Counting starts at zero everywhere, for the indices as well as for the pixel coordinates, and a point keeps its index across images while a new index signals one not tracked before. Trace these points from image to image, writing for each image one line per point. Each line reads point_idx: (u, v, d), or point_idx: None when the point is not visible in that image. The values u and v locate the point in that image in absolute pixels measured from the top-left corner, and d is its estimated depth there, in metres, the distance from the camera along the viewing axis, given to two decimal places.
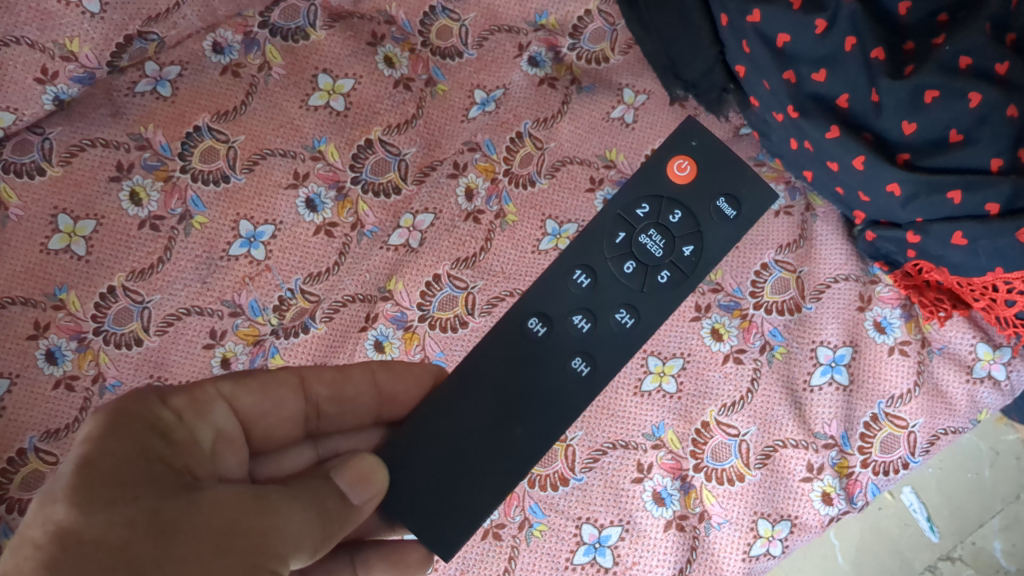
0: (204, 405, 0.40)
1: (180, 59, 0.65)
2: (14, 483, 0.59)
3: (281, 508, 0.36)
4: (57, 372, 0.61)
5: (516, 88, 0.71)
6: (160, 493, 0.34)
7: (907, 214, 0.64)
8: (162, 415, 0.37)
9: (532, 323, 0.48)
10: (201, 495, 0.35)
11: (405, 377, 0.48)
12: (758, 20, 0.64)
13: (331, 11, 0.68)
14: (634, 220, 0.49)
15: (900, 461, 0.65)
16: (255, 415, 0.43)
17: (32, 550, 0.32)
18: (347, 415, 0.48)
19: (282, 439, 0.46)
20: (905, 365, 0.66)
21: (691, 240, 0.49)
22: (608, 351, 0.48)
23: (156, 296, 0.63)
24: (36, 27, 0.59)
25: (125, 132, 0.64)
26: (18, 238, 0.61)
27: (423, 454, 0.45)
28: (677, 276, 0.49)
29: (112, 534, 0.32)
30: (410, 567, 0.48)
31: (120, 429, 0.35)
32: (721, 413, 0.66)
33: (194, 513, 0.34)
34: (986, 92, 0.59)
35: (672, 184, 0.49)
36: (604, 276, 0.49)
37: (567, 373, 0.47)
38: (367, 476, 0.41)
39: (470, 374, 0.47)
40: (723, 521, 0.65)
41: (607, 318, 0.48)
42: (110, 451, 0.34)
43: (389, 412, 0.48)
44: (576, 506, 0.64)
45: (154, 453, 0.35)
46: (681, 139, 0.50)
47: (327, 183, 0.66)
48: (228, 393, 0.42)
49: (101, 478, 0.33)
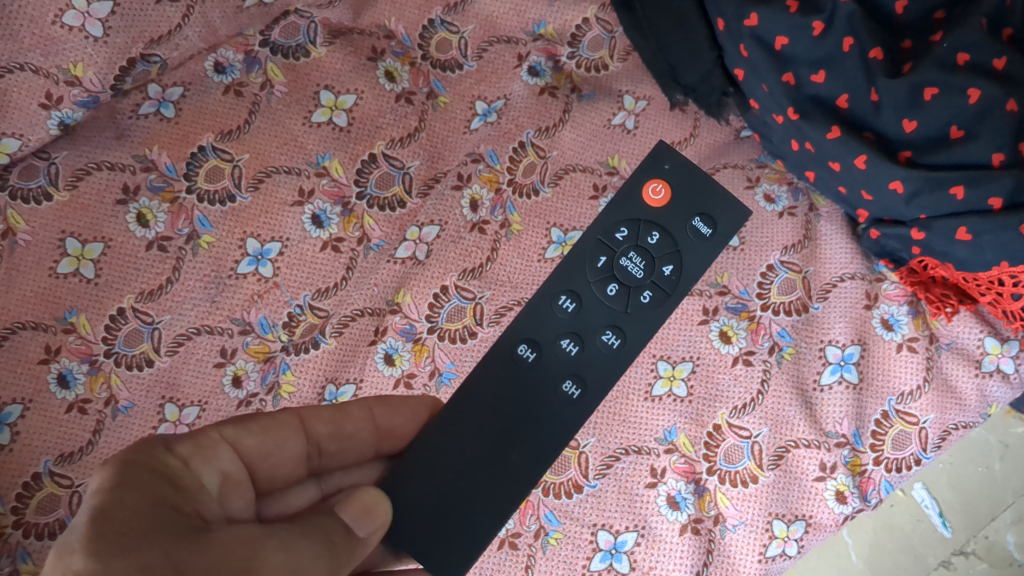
0: (208, 450, 0.40)
1: (182, 80, 0.65)
2: (30, 507, 0.59)
3: (290, 545, 0.36)
4: (69, 396, 0.61)
5: (516, 99, 0.71)
6: (173, 536, 0.33)
7: (911, 211, 0.64)
8: (168, 463, 0.38)
9: (522, 349, 0.48)
10: (212, 536, 0.35)
11: (402, 411, 0.48)
12: (755, 24, 0.64)
13: (330, 28, 0.69)
14: (614, 244, 0.50)
15: (912, 458, 0.66)
16: (258, 457, 0.43)
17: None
18: (349, 450, 0.47)
19: (286, 480, 0.45)
20: (913, 361, 0.67)
21: (670, 260, 0.50)
22: (596, 373, 0.48)
23: (165, 317, 0.63)
24: (39, 52, 0.59)
25: (130, 155, 0.64)
26: (27, 264, 0.61)
27: (423, 480, 0.45)
28: (659, 295, 0.49)
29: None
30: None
31: (129, 478, 0.35)
32: (732, 415, 0.66)
33: (207, 553, 0.34)
34: (985, 88, 0.60)
35: (647, 208, 0.50)
36: (588, 300, 0.49)
37: (557, 396, 0.47)
38: (369, 509, 0.41)
39: (466, 397, 0.47)
40: (738, 523, 0.65)
41: (594, 341, 0.49)
42: (121, 499, 0.34)
43: (388, 446, 0.47)
44: (591, 513, 0.64)
45: (164, 499, 0.35)
46: (653, 164, 0.50)
47: (333, 199, 0.67)
48: (231, 437, 0.42)
49: (115, 526, 0.32)
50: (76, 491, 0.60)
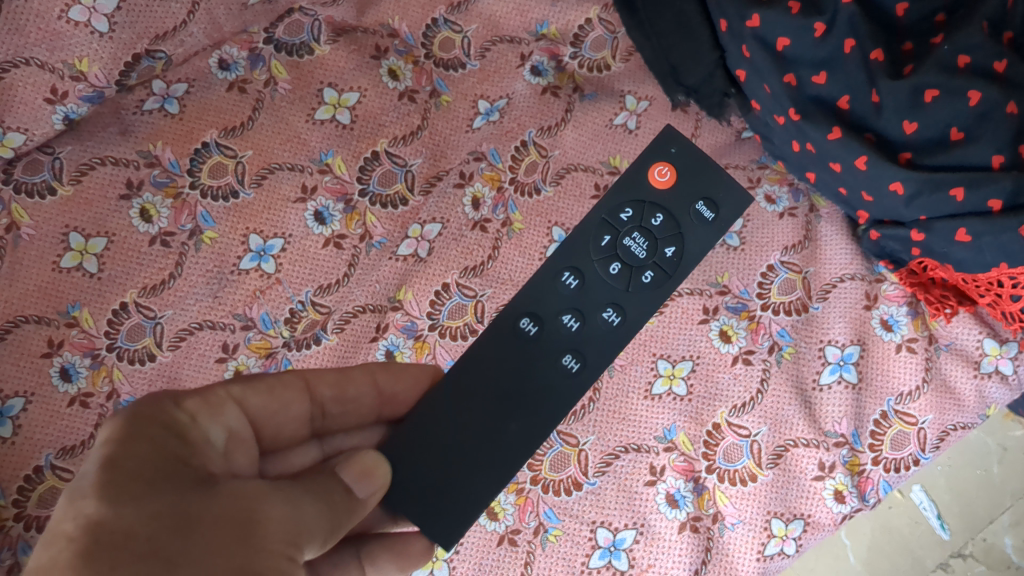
0: (216, 407, 0.40)
1: (186, 76, 0.66)
2: (31, 500, 0.59)
3: (294, 497, 0.37)
4: (71, 390, 0.61)
5: (519, 98, 0.72)
6: (180, 488, 0.34)
7: (911, 213, 0.64)
8: (177, 417, 0.38)
9: (524, 323, 0.48)
10: (219, 488, 0.35)
11: (403, 377, 0.49)
12: (758, 24, 0.65)
13: (334, 26, 0.69)
14: (618, 224, 0.50)
15: (911, 458, 0.66)
16: (265, 416, 0.44)
17: (65, 543, 0.31)
18: (351, 414, 0.48)
19: (289, 440, 0.46)
20: (912, 362, 0.67)
21: (673, 242, 0.49)
22: (596, 347, 0.49)
23: (168, 312, 0.63)
24: (45, 47, 0.59)
25: (134, 150, 0.65)
26: (30, 258, 0.62)
27: (422, 447, 0.46)
28: (660, 276, 0.49)
29: (142, 524, 0.32)
30: (412, 559, 0.48)
31: (138, 431, 0.36)
32: (732, 414, 0.66)
33: (214, 500, 0.34)
34: (985, 90, 0.60)
35: (652, 190, 0.50)
36: (590, 277, 0.49)
37: (557, 369, 0.48)
38: (368, 472, 0.42)
39: (469, 365, 0.48)
40: (737, 521, 0.65)
41: (594, 317, 0.49)
42: (131, 452, 0.34)
43: (388, 411, 0.49)
44: (590, 510, 0.65)
45: (172, 453, 0.36)
46: (660, 147, 0.50)
47: (335, 196, 0.67)
48: (238, 395, 0.42)
49: (123, 476, 0.33)
50: None
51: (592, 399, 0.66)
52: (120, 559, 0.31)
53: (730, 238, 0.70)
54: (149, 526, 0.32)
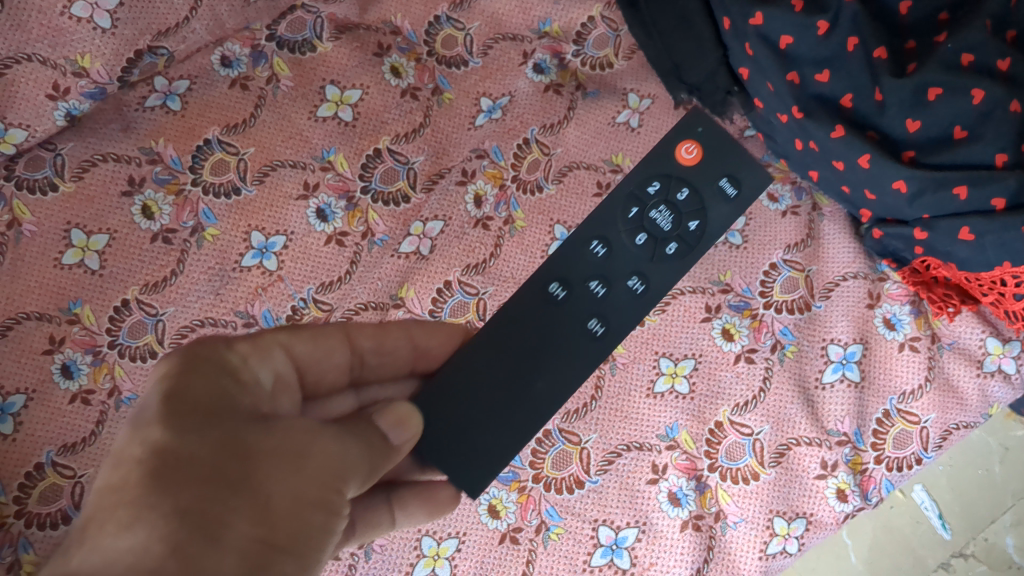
0: (264, 352, 0.40)
1: (189, 73, 0.66)
2: (32, 498, 0.59)
3: (339, 438, 0.37)
4: (73, 386, 0.61)
5: (521, 95, 0.71)
6: (238, 422, 0.34)
7: (914, 211, 0.64)
8: (230, 357, 0.38)
9: (553, 288, 0.49)
10: (271, 426, 0.35)
11: (437, 333, 0.49)
12: (760, 22, 0.65)
13: (337, 23, 0.69)
14: (645, 198, 0.50)
15: (913, 456, 0.66)
16: (309, 362, 0.44)
17: (134, 466, 0.30)
18: (387, 365, 0.48)
19: (330, 387, 0.46)
20: (915, 361, 0.67)
21: (696, 217, 0.50)
22: (620, 313, 0.49)
23: (169, 309, 0.63)
24: (47, 43, 0.59)
25: (136, 147, 0.64)
26: (31, 254, 0.62)
27: (450, 404, 0.46)
28: (683, 249, 0.50)
29: (207, 453, 0.31)
30: (441, 505, 0.49)
31: (193, 368, 0.35)
32: (734, 412, 0.66)
33: (268, 436, 0.34)
34: (989, 89, 0.60)
35: (678, 166, 0.50)
36: (617, 247, 0.50)
37: (582, 334, 0.48)
38: (403, 420, 0.41)
39: (499, 328, 0.48)
40: (739, 520, 0.65)
41: (619, 285, 0.49)
42: (191, 385, 0.34)
43: (423, 366, 0.49)
44: (592, 508, 0.65)
45: (226, 391, 0.35)
46: (688, 125, 0.50)
47: (337, 193, 0.67)
48: (284, 342, 0.42)
49: (184, 409, 0.33)
50: (78, 482, 0.60)
51: (594, 397, 0.66)
52: (189, 485, 0.30)
53: (732, 237, 0.70)
54: (212, 454, 0.32)
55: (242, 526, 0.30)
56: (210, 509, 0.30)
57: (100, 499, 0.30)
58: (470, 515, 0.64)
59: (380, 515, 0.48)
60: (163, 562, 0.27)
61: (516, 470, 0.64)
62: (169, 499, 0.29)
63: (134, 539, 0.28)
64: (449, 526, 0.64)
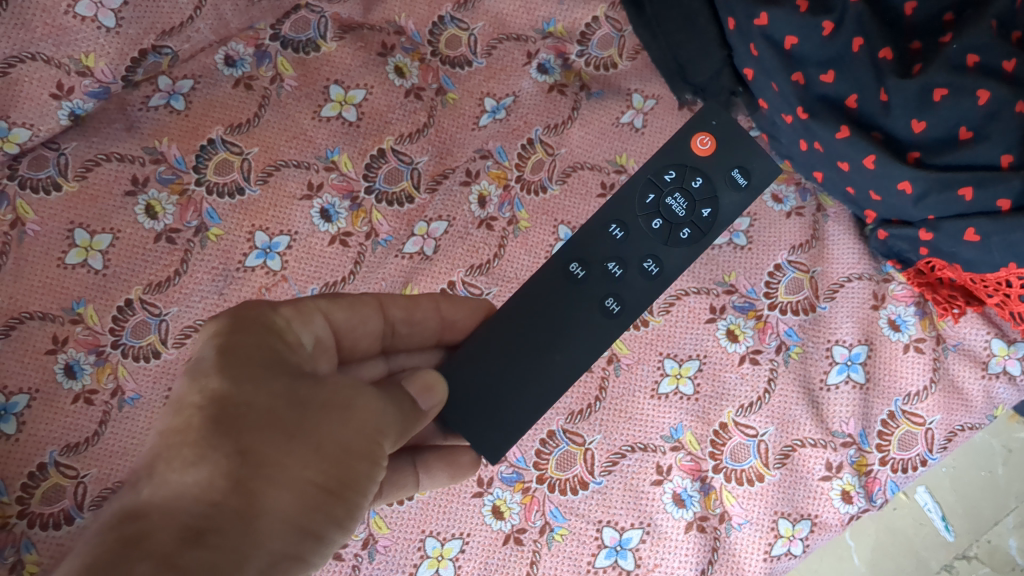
0: (307, 316, 0.43)
1: (193, 73, 0.65)
2: (35, 497, 0.59)
3: (380, 397, 0.40)
4: (76, 386, 0.61)
5: (525, 96, 0.71)
6: (285, 377, 0.37)
7: (919, 212, 0.64)
8: (275, 319, 0.41)
9: (574, 267, 0.50)
10: (313, 382, 0.38)
11: (461, 306, 0.51)
12: (765, 23, 0.64)
13: (341, 23, 0.69)
14: (662, 184, 0.50)
15: (918, 458, 0.66)
16: (345, 328, 0.46)
17: (195, 410, 0.34)
18: (416, 335, 0.50)
19: (363, 352, 0.48)
20: (920, 362, 0.67)
21: (710, 204, 0.50)
22: (635, 294, 0.49)
23: (173, 309, 0.63)
24: (52, 42, 0.59)
25: (140, 146, 0.64)
26: (35, 254, 0.61)
27: (473, 376, 0.48)
28: (696, 234, 0.50)
29: (260, 400, 0.35)
30: (462, 469, 0.51)
31: (243, 327, 0.39)
32: (738, 413, 0.66)
33: (314, 390, 0.37)
34: (994, 89, 0.60)
35: (693, 155, 0.50)
36: (634, 230, 0.50)
37: (598, 313, 0.49)
38: (430, 387, 0.44)
39: (521, 303, 0.49)
40: (743, 521, 0.65)
41: (634, 267, 0.50)
42: (243, 340, 0.38)
43: (449, 337, 0.50)
44: (596, 509, 0.64)
45: (273, 349, 0.38)
46: (701, 119, 0.51)
47: (341, 193, 0.67)
48: (324, 308, 0.45)
49: (238, 361, 0.36)
50: (81, 483, 0.60)
51: (598, 398, 0.66)
52: (243, 429, 0.34)
53: (737, 237, 0.70)
54: (266, 404, 0.35)
55: (296, 470, 0.34)
56: (267, 454, 0.34)
57: (164, 438, 0.34)
58: (474, 516, 0.64)
59: (404, 477, 0.50)
60: (225, 498, 0.32)
61: (520, 471, 0.64)
62: (230, 441, 0.34)
63: (200, 477, 0.32)
64: (453, 527, 0.63)
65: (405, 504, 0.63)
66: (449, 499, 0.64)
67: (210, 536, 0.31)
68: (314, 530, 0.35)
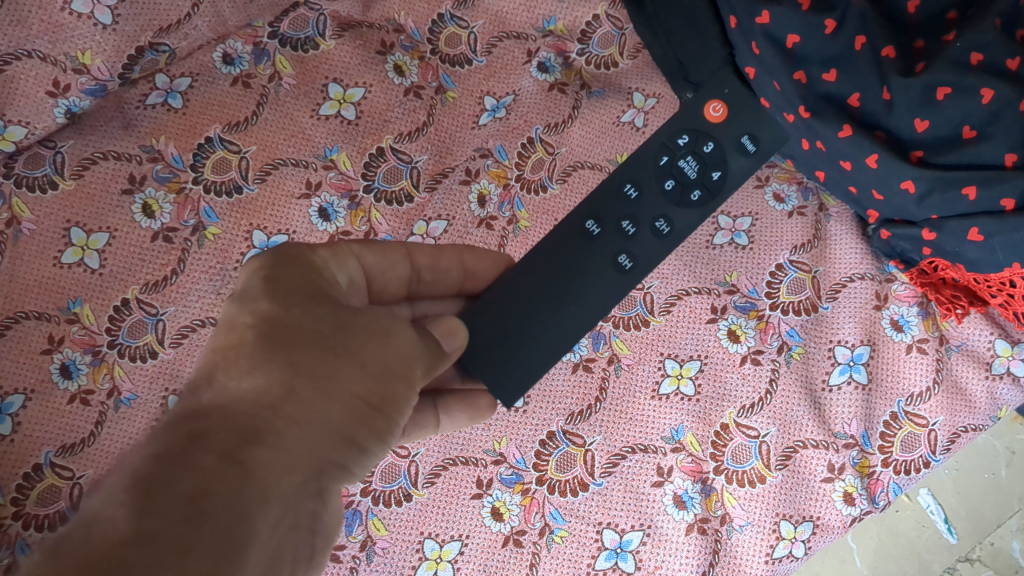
0: (342, 257, 0.44)
1: (190, 70, 0.65)
2: (30, 499, 0.58)
3: (413, 331, 0.41)
4: (72, 387, 0.61)
5: (526, 94, 0.71)
6: (328, 305, 0.38)
7: (922, 212, 0.63)
8: (315, 258, 0.41)
9: (589, 225, 0.51)
10: (353, 311, 0.39)
11: (484, 257, 0.51)
12: (767, 21, 0.63)
13: (340, 21, 0.68)
14: (675, 148, 0.52)
15: (921, 459, 0.66)
16: (375, 272, 0.47)
17: (247, 329, 0.36)
18: (440, 283, 0.51)
19: (390, 296, 0.49)
20: (923, 363, 0.66)
21: (720, 168, 0.52)
22: (646, 251, 0.51)
23: (170, 308, 0.63)
24: (47, 39, 0.58)
25: (136, 144, 0.63)
26: (31, 253, 0.61)
27: (490, 327, 0.49)
28: (707, 197, 0.52)
29: (309, 321, 0.37)
30: (480, 411, 0.53)
31: (288, 259, 0.40)
32: (739, 414, 0.65)
33: (356, 316, 0.39)
34: (998, 88, 0.59)
35: (705, 121, 0.52)
36: (648, 190, 0.51)
37: (611, 268, 0.50)
38: (453, 331, 0.45)
39: (539, 258, 0.50)
40: (744, 523, 0.65)
41: (646, 226, 0.51)
42: (287, 272, 0.39)
43: (471, 286, 0.51)
44: (596, 511, 0.64)
45: (314, 280, 0.40)
46: (716, 87, 0.53)
47: (340, 192, 0.66)
48: (357, 252, 0.45)
49: (284, 287, 0.38)
50: (77, 483, 0.59)
51: (599, 399, 0.65)
52: (296, 344, 0.36)
53: (738, 237, 0.69)
54: (314, 323, 0.37)
55: (346, 383, 0.36)
56: (319, 367, 0.36)
57: (218, 353, 0.35)
58: (473, 517, 0.63)
59: (427, 418, 0.51)
60: (281, 403, 0.34)
61: (519, 472, 0.64)
62: (283, 354, 0.35)
63: (257, 383, 0.34)
64: (452, 529, 0.63)
65: (404, 506, 0.63)
66: (448, 501, 0.63)
67: (267, 437, 0.33)
68: (360, 443, 0.37)
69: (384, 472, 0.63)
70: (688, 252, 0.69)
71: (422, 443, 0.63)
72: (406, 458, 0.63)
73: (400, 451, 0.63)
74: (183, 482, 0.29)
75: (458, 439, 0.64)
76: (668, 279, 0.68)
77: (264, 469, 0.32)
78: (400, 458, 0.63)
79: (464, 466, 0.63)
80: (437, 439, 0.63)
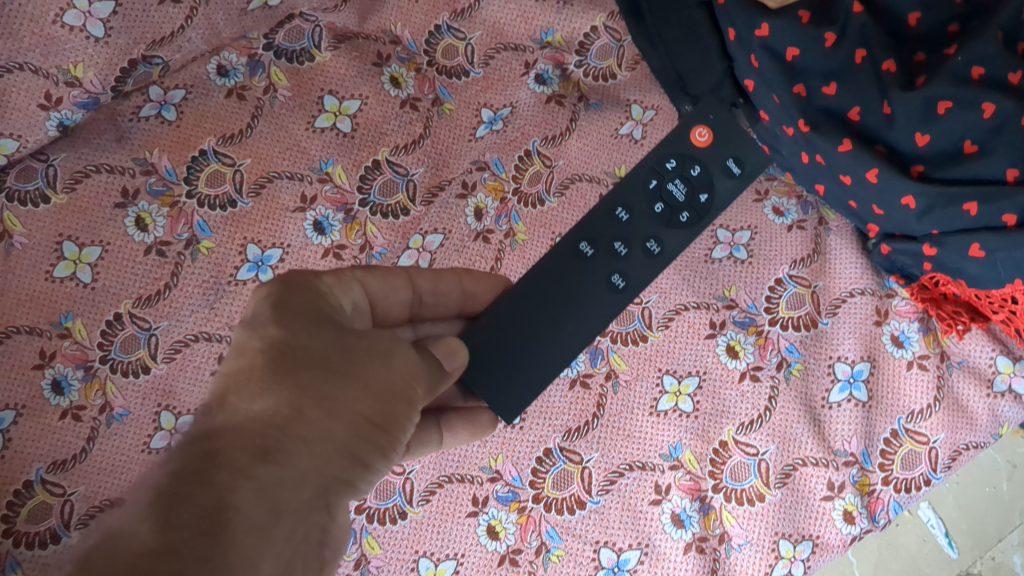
0: (346, 283, 0.43)
1: (184, 82, 0.64)
2: (20, 516, 0.57)
3: (414, 350, 0.41)
4: (63, 403, 0.59)
5: (523, 106, 0.70)
6: (333, 328, 0.38)
7: (923, 227, 0.63)
8: (320, 284, 0.40)
9: (582, 246, 0.50)
10: (355, 332, 0.39)
11: (482, 280, 0.51)
12: (766, 34, 0.64)
13: (336, 32, 0.68)
14: (663, 172, 0.52)
15: (922, 477, 0.65)
16: (379, 295, 0.46)
17: (257, 353, 0.35)
18: (440, 305, 0.50)
19: (392, 321, 0.48)
20: (924, 380, 0.66)
21: (706, 190, 0.52)
22: (639, 270, 0.51)
23: (163, 322, 0.62)
24: (40, 52, 0.57)
25: (130, 157, 0.63)
26: (22, 267, 0.60)
27: (484, 347, 0.48)
28: (694, 218, 0.52)
29: (316, 344, 0.36)
30: (481, 428, 0.52)
31: (293, 286, 0.39)
32: (738, 432, 0.65)
33: (359, 338, 0.38)
34: (1000, 102, 0.59)
35: (691, 146, 0.52)
36: (638, 212, 0.51)
37: (604, 287, 0.50)
38: (454, 350, 0.44)
39: (533, 280, 0.50)
40: (743, 542, 0.64)
41: (637, 247, 0.51)
42: (292, 296, 0.38)
43: (471, 309, 0.51)
44: (593, 530, 0.63)
45: (318, 305, 0.39)
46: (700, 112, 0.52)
47: (335, 205, 0.66)
48: (361, 278, 0.44)
49: (290, 311, 0.37)
50: (68, 501, 0.58)
51: (596, 415, 0.65)
52: (305, 366, 0.35)
53: (737, 251, 0.69)
54: (321, 349, 0.36)
55: (350, 404, 0.35)
56: (324, 388, 0.35)
57: (228, 377, 0.34)
58: (468, 536, 0.62)
59: (430, 436, 0.49)
60: (291, 424, 0.33)
61: (516, 490, 0.63)
62: (290, 375, 0.34)
63: (269, 404, 0.33)
64: (447, 547, 0.62)
65: (398, 523, 0.62)
66: (443, 519, 0.62)
67: (279, 454, 0.32)
68: (365, 460, 0.36)
69: (379, 490, 0.62)
70: (686, 266, 0.68)
71: (417, 460, 0.62)
72: (401, 475, 0.62)
73: (395, 469, 0.62)
74: (202, 493, 0.28)
75: (454, 456, 0.63)
76: (667, 293, 0.67)
77: (275, 485, 0.31)
78: (394, 475, 0.62)
79: (460, 483, 0.63)
80: (432, 456, 0.63)
